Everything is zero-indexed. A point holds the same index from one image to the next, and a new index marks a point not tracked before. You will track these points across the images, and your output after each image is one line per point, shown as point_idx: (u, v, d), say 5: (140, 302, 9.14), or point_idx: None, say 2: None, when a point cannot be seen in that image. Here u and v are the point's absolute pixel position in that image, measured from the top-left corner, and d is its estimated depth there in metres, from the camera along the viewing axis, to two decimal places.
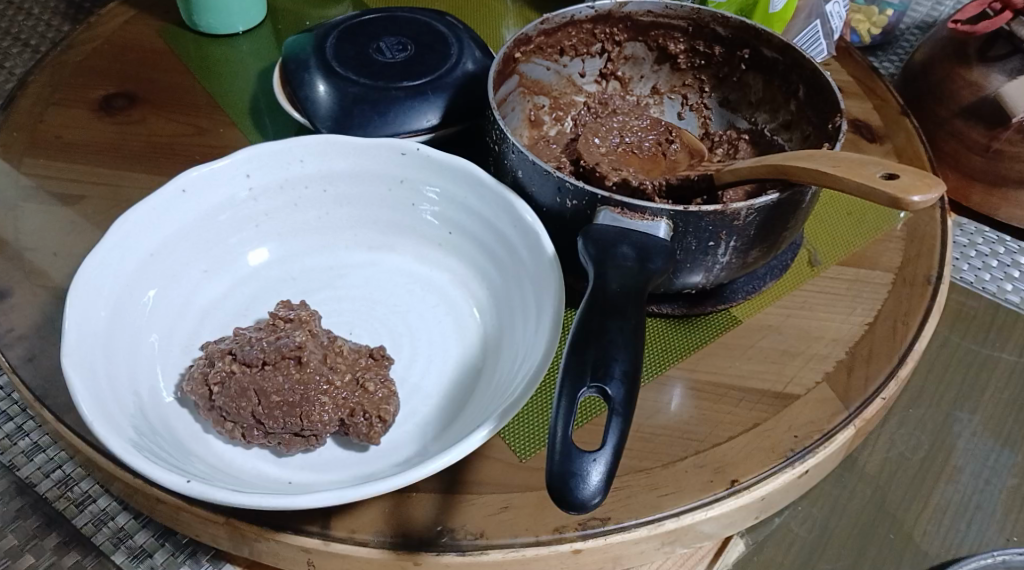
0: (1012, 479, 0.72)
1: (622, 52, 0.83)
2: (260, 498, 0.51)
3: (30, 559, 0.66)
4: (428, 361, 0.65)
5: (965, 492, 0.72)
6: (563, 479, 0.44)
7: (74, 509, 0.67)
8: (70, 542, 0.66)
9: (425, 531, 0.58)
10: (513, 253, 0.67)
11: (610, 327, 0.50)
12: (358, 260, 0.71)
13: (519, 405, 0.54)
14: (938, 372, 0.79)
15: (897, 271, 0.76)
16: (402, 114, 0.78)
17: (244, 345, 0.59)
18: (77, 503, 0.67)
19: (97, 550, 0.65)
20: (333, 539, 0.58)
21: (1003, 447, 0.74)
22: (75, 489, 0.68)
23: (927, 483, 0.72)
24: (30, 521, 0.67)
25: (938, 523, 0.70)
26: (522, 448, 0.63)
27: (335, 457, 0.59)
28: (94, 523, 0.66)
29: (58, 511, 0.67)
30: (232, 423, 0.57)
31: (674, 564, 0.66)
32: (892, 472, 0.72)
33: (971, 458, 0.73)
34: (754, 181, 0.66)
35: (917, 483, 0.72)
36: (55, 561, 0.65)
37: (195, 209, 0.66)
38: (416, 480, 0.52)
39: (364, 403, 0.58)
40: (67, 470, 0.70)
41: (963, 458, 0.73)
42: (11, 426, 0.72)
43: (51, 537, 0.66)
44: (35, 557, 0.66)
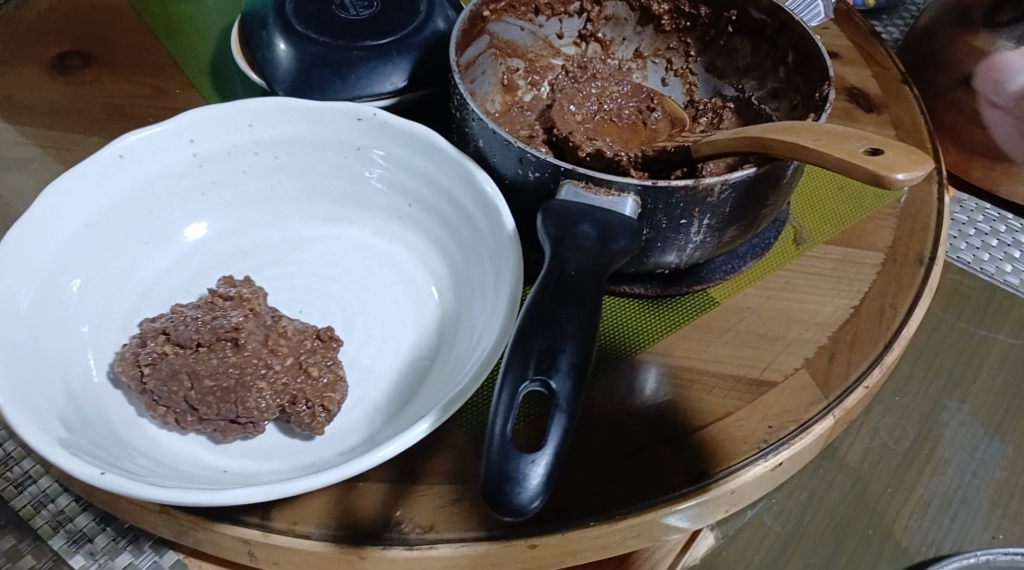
0: (1000, 471, 0.71)
1: (602, 11, 0.78)
2: (178, 492, 0.48)
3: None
4: (382, 343, 0.61)
5: (949, 485, 0.71)
6: (500, 481, 0.41)
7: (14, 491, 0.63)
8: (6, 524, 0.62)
9: (371, 524, 0.54)
10: (472, 227, 0.62)
11: (560, 315, 0.46)
12: (313, 233, 0.67)
13: (462, 398, 0.51)
14: (927, 360, 0.77)
15: (887, 251, 0.72)
16: (365, 77, 0.74)
17: (179, 325, 0.55)
18: (15, 484, 0.63)
19: (35, 534, 0.62)
20: (273, 530, 0.54)
21: (993, 437, 0.73)
22: (14, 468, 0.64)
23: (911, 475, 0.71)
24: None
25: (920, 518, 0.69)
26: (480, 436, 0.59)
27: (276, 444, 0.55)
28: (32, 505, 0.62)
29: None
30: (164, 408, 0.54)
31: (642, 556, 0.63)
32: (874, 464, 0.71)
33: (959, 449, 0.72)
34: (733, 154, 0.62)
35: (899, 475, 0.71)
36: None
37: (134, 176, 0.63)
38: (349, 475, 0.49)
39: (307, 389, 0.54)
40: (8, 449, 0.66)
41: (949, 450, 0.72)
42: None
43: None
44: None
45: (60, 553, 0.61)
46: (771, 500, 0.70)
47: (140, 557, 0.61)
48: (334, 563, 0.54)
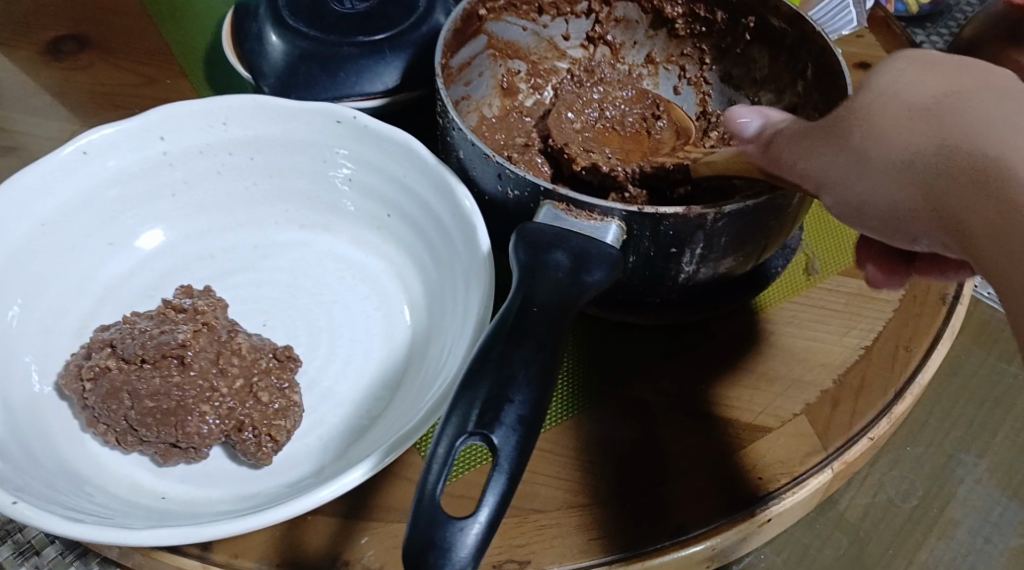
0: (1015, 539, 0.73)
1: (612, 12, 0.73)
2: (90, 528, 0.44)
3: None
4: (346, 363, 0.57)
5: (958, 551, 0.73)
6: (422, 550, 0.37)
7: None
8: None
9: (317, 563, 0.51)
10: (449, 243, 0.58)
11: (512, 359, 0.41)
12: (286, 239, 0.63)
13: (410, 439, 0.47)
14: (943, 413, 0.79)
15: (908, 286, 0.66)
16: (354, 75, 0.70)
17: (126, 338, 0.52)
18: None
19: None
20: (213, 563, 0.51)
21: (1011, 499, 0.75)
22: None
23: (916, 537, 0.73)
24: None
25: None
26: None
27: (221, 470, 0.52)
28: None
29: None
30: (105, 426, 0.51)
31: None
32: (876, 520, 0.73)
33: (970, 511, 0.74)
34: (734, 178, 0.57)
35: (903, 535, 0.73)
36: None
37: (98, 172, 0.59)
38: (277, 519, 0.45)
39: (254, 414, 0.51)
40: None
41: (960, 511, 0.74)
42: None
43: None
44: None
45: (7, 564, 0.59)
46: None
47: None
48: None
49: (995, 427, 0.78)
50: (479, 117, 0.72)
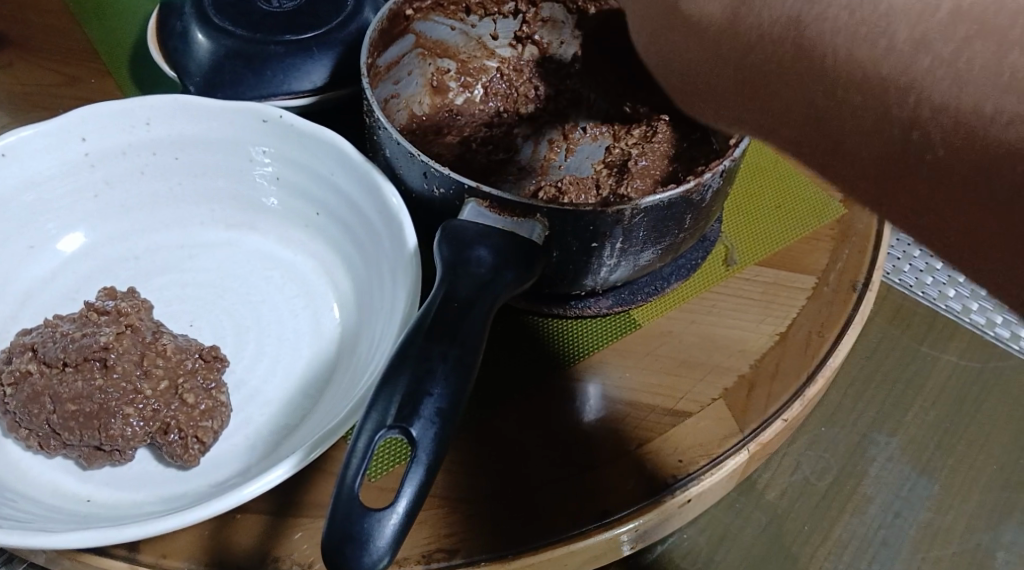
0: (925, 513, 0.72)
1: (538, 13, 0.72)
2: (9, 533, 0.44)
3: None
4: (275, 362, 0.58)
5: (871, 526, 0.71)
6: (343, 543, 0.38)
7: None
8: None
9: (244, 561, 0.52)
10: (376, 240, 0.59)
11: (430, 354, 0.42)
12: (212, 239, 0.63)
13: (332, 437, 0.47)
14: (856, 390, 0.78)
15: (822, 275, 0.69)
16: (282, 73, 0.70)
17: (47, 341, 0.52)
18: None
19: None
20: (141, 563, 0.51)
21: (921, 474, 0.74)
22: None
23: (833, 513, 0.72)
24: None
25: (836, 560, 0.70)
26: None
27: (147, 472, 0.52)
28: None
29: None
30: (27, 431, 0.51)
31: None
32: (794, 498, 0.72)
33: (882, 486, 0.73)
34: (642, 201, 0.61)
35: (819, 513, 0.71)
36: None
37: (16, 175, 0.58)
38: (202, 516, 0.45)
39: (180, 417, 0.52)
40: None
41: (873, 487, 0.73)
42: None
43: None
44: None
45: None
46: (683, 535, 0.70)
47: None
48: None
49: (907, 408, 0.78)
50: (409, 115, 0.73)
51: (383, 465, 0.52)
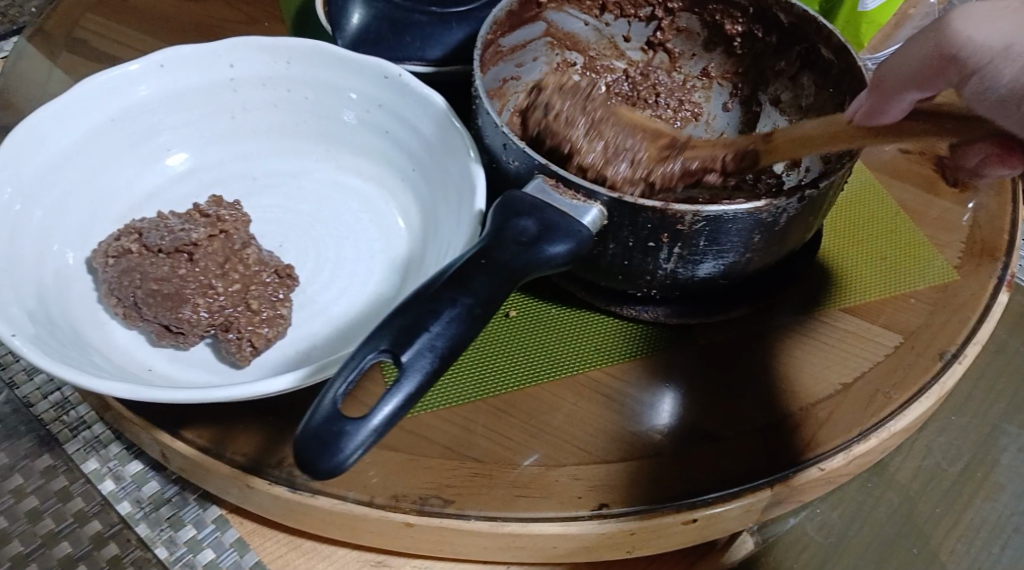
0: None
1: (674, 22, 0.75)
2: (66, 372, 0.50)
3: (33, 503, 0.63)
4: (341, 290, 0.62)
5: (1003, 512, 0.68)
6: (314, 439, 0.40)
7: (83, 453, 0.63)
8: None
9: (263, 459, 0.56)
10: (454, 201, 0.62)
11: (441, 297, 0.45)
12: (320, 174, 0.68)
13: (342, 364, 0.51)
14: (990, 381, 0.74)
15: (910, 335, 0.66)
16: (420, 40, 0.75)
17: (152, 228, 0.59)
18: (86, 447, 0.63)
19: (104, 498, 0.61)
20: (180, 438, 0.57)
21: None
22: (70, 413, 0.65)
23: (964, 498, 0.68)
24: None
25: (969, 543, 0.66)
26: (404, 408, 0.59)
27: (203, 360, 0.58)
28: (85, 448, 0.63)
29: (67, 454, 0.63)
30: (116, 300, 0.57)
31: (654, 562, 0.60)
32: (927, 481, 0.68)
33: (1015, 476, 0.69)
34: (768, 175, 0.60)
35: (950, 498, 0.67)
36: (58, 506, 0.62)
37: (166, 86, 0.65)
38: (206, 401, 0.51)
39: (241, 318, 0.57)
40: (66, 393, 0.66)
41: (1005, 476, 0.69)
42: None
43: (58, 481, 0.63)
44: (24, 479, 0.64)
45: (127, 518, 0.60)
46: (815, 510, 0.65)
47: (202, 532, 0.60)
48: (225, 485, 0.56)
49: None
50: None
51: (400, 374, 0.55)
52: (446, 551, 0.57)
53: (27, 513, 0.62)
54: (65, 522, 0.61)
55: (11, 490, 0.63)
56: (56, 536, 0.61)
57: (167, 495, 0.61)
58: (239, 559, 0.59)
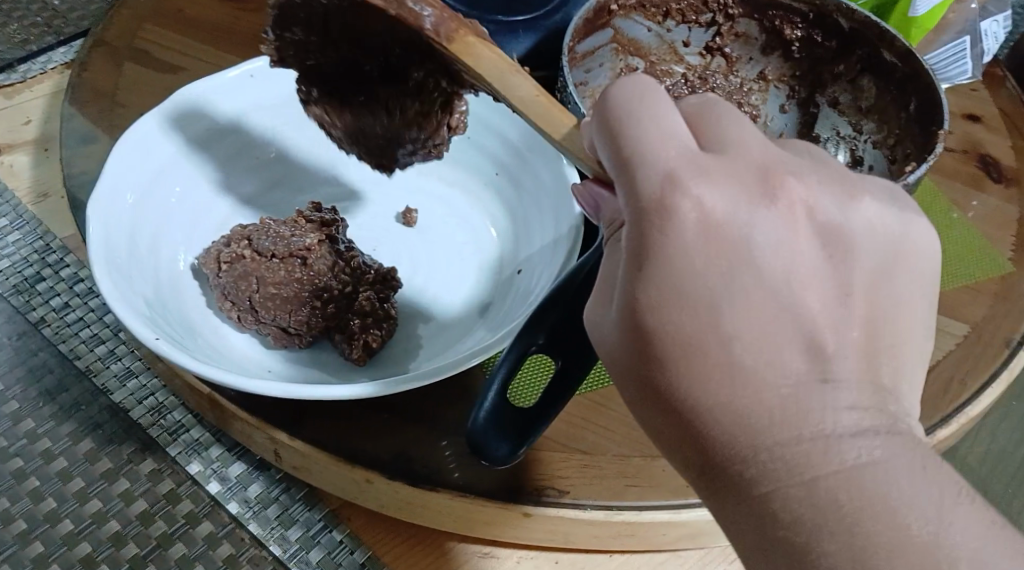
0: None
1: (734, 27, 0.78)
2: (211, 372, 0.52)
3: (144, 505, 0.63)
4: (439, 291, 0.64)
5: None
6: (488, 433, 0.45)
7: (185, 456, 0.65)
8: (71, 411, 0.67)
9: (382, 455, 0.58)
10: (547, 203, 0.64)
11: (584, 294, 0.47)
12: (404, 178, 0.70)
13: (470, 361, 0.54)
14: None
15: (975, 325, 0.69)
16: None
17: (261, 234, 0.60)
18: (187, 450, 0.65)
19: (212, 499, 0.63)
20: (299, 437, 0.58)
21: None
22: (167, 417, 0.67)
23: None
24: (84, 443, 0.66)
25: None
26: None
27: (317, 360, 0.59)
28: (187, 451, 0.65)
29: (170, 457, 0.65)
30: (230, 304, 0.58)
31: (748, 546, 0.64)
32: (992, 465, 0.71)
33: None
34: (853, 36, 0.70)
35: (1019, 477, 0.71)
36: (167, 508, 0.63)
37: (259, 94, 0.67)
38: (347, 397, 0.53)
39: (357, 319, 0.58)
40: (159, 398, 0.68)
41: None
42: (69, 273, 0.75)
43: (164, 484, 0.64)
44: (130, 482, 0.64)
45: (237, 518, 0.62)
46: None
47: (312, 529, 0.62)
48: (345, 482, 0.58)
49: None
50: None
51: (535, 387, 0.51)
52: (557, 540, 0.60)
53: (138, 516, 0.62)
54: (178, 523, 0.62)
55: (119, 494, 0.64)
56: (170, 537, 0.62)
57: (274, 495, 0.63)
58: (352, 554, 0.61)
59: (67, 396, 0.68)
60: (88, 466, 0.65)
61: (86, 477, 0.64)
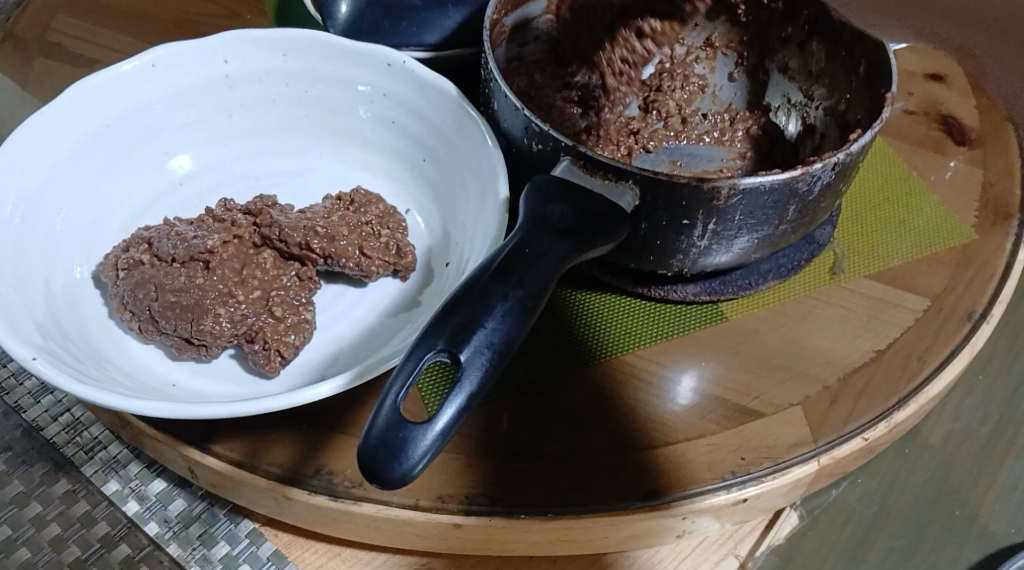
0: None
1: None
2: (94, 392, 0.48)
3: (56, 529, 0.61)
4: (360, 293, 0.60)
5: None
6: (382, 447, 0.40)
7: (102, 475, 0.61)
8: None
9: (300, 468, 0.54)
10: (473, 188, 0.60)
11: (492, 291, 0.44)
12: (327, 166, 0.66)
13: (383, 367, 0.50)
14: (1011, 344, 0.74)
15: (935, 297, 0.65)
16: (417, 25, 0.71)
17: (162, 237, 0.57)
18: (104, 468, 0.61)
19: (129, 519, 0.59)
20: (210, 453, 0.55)
21: None
22: (84, 434, 0.62)
23: (999, 457, 0.68)
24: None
25: (1007, 502, 0.67)
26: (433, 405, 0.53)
27: (228, 371, 0.56)
28: (104, 470, 0.61)
29: (85, 476, 0.61)
30: (130, 314, 0.55)
31: (699, 545, 0.60)
32: (958, 446, 0.69)
33: None
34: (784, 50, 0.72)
35: (985, 458, 0.68)
36: (82, 532, 0.60)
37: (162, 84, 0.63)
38: (244, 414, 0.49)
39: (266, 328, 0.55)
40: (76, 413, 0.63)
41: None
42: None
43: (78, 506, 0.60)
44: (42, 504, 0.61)
45: (155, 540, 0.58)
46: (857, 480, 0.66)
47: (236, 548, 0.58)
48: (264, 498, 0.54)
49: None
50: (528, 80, 0.75)
51: (439, 399, 0.53)
52: (493, 549, 0.56)
53: (50, 541, 0.60)
54: (92, 548, 0.60)
55: (30, 518, 0.61)
56: (84, 563, 0.59)
57: (196, 513, 0.59)
58: None
59: None
60: None
61: None
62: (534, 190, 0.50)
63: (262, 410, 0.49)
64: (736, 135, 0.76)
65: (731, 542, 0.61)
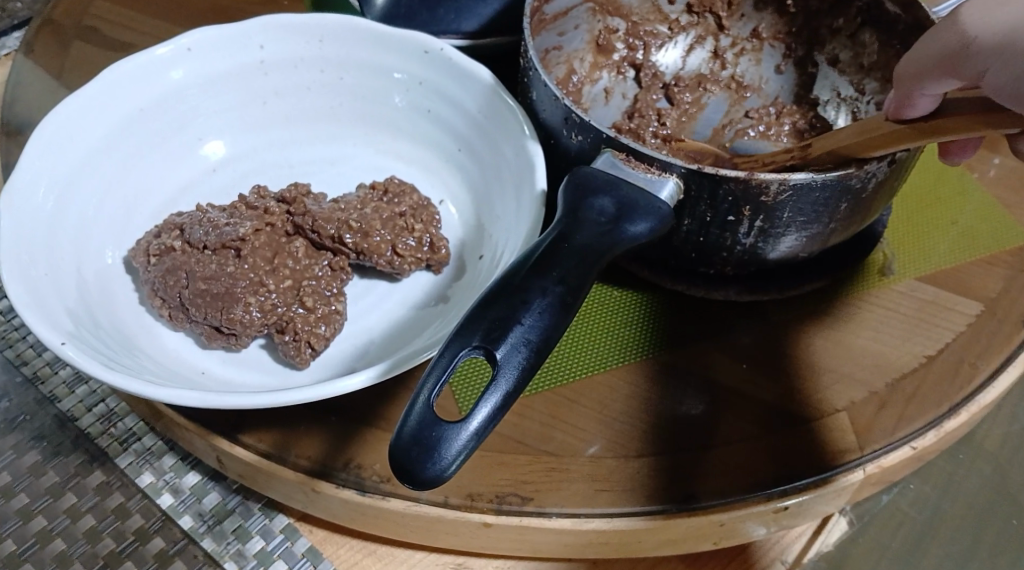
0: None
1: None
2: (122, 379, 0.48)
3: (91, 522, 0.59)
4: (391, 285, 0.59)
5: None
6: (415, 447, 0.39)
7: (136, 467, 0.60)
8: (13, 423, 0.63)
9: (330, 461, 0.53)
10: (509, 180, 0.59)
11: (530, 287, 0.43)
12: (360, 155, 0.65)
13: (414, 362, 0.49)
14: None
15: (990, 301, 0.62)
16: (455, 12, 0.69)
17: (194, 224, 0.56)
18: (138, 460, 0.60)
19: (163, 512, 0.59)
20: (239, 444, 0.54)
21: None
22: (117, 425, 0.62)
23: None
24: (29, 456, 0.62)
25: None
26: (466, 401, 0.52)
27: (258, 361, 0.55)
28: (138, 462, 0.60)
29: (120, 468, 0.60)
30: (161, 301, 0.54)
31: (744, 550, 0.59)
32: (1015, 450, 0.66)
33: None
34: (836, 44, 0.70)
35: None
36: (116, 525, 0.59)
37: (197, 70, 0.62)
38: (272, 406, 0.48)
39: (297, 319, 0.54)
40: (110, 405, 0.63)
41: None
42: None
43: (113, 498, 0.60)
44: (77, 497, 0.60)
45: (190, 533, 0.58)
46: (908, 485, 0.64)
47: (270, 544, 0.58)
48: (293, 490, 0.53)
49: None
50: (568, 70, 0.73)
51: (472, 395, 0.52)
52: (525, 549, 0.55)
53: (86, 534, 0.59)
54: (126, 541, 0.58)
55: (65, 511, 0.60)
56: (118, 555, 0.58)
57: (231, 507, 0.59)
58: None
59: (10, 405, 0.64)
60: (32, 481, 0.61)
61: (30, 493, 0.61)
62: (575, 184, 0.49)
63: (292, 403, 0.48)
64: (782, 130, 0.72)
65: (778, 548, 0.59)
